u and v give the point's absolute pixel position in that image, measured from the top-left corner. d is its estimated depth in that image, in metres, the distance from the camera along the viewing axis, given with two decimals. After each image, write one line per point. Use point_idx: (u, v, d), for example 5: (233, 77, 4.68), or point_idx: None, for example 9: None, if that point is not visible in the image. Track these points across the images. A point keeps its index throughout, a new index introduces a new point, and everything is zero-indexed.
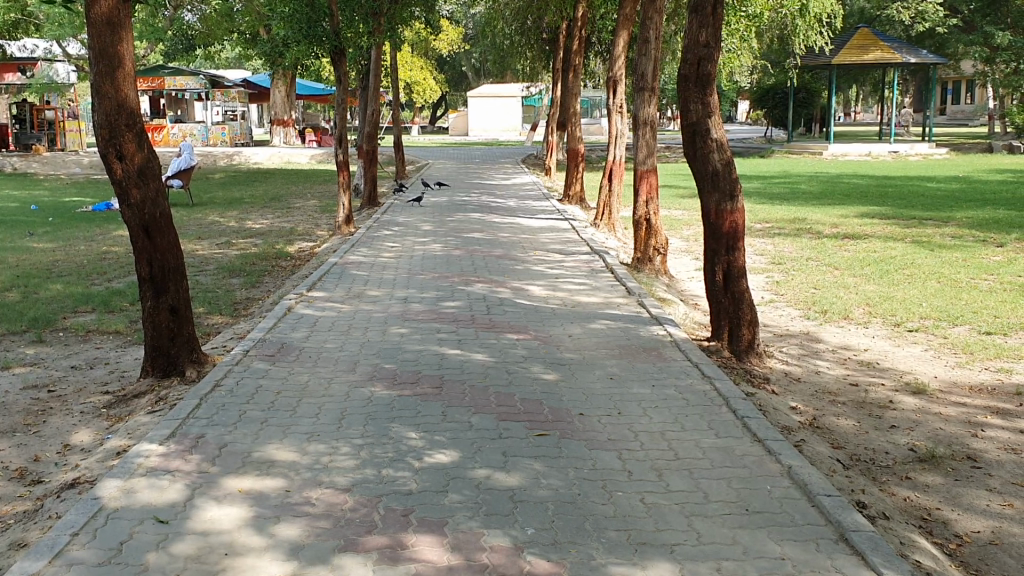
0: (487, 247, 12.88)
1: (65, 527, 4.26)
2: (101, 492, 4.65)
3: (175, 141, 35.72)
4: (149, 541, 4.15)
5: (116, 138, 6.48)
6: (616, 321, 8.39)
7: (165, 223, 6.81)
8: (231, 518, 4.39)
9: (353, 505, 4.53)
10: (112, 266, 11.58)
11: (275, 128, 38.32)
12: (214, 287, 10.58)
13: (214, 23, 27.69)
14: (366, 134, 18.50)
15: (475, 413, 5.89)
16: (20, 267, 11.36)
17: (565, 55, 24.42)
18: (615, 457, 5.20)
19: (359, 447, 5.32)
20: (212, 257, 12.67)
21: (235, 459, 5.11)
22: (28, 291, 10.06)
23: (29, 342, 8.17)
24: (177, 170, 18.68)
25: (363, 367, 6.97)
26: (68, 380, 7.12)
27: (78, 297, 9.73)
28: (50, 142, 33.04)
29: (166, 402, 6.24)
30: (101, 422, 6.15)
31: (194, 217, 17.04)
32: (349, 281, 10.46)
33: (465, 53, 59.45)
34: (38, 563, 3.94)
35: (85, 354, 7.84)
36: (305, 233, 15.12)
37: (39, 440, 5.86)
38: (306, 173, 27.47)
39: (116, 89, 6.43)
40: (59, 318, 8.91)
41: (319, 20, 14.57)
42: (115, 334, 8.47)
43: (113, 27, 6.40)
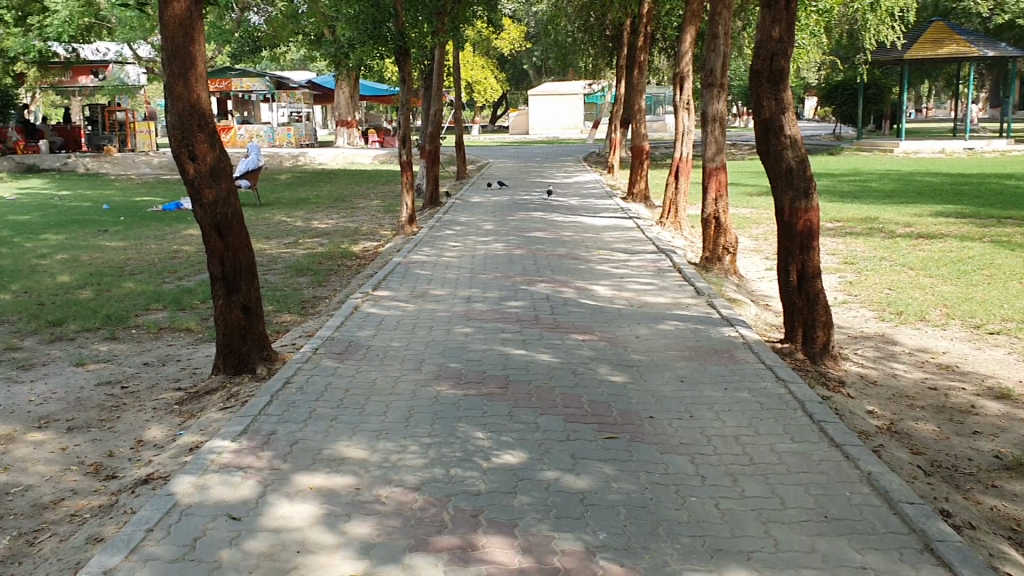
0: (551, 246, 12.82)
1: (141, 522, 4.31)
2: (175, 488, 4.69)
3: (243, 142, 36.39)
4: (222, 538, 4.16)
5: (189, 139, 6.57)
6: (686, 322, 8.24)
7: (237, 223, 6.87)
8: (302, 516, 4.39)
9: (422, 505, 4.50)
10: (183, 264, 11.78)
11: (339, 128, 38.81)
12: (282, 286, 10.71)
13: (280, 26, 28.20)
14: (429, 134, 18.53)
15: (543, 414, 5.82)
16: (95, 265, 11.65)
17: (629, 53, 24.20)
18: (687, 461, 5.08)
19: (427, 446, 5.29)
20: (279, 256, 12.85)
21: (305, 457, 5.12)
22: (103, 288, 10.29)
23: (103, 338, 8.34)
24: (245, 170, 18.91)
25: (428, 366, 6.95)
26: (141, 377, 7.24)
27: (151, 295, 9.91)
28: (121, 142, 33.60)
29: (237, 399, 6.30)
30: (174, 418, 6.24)
31: (259, 217, 17.22)
32: (413, 281, 10.43)
33: (527, 53, 59.57)
34: (115, 559, 3.97)
35: (157, 351, 7.97)
36: (369, 233, 15.28)
37: (114, 435, 5.96)
38: (368, 173, 27.89)
39: (189, 90, 6.51)
40: (133, 316, 9.07)
41: (384, 20, 14.69)
42: (186, 332, 8.59)
43: (185, 29, 6.48)
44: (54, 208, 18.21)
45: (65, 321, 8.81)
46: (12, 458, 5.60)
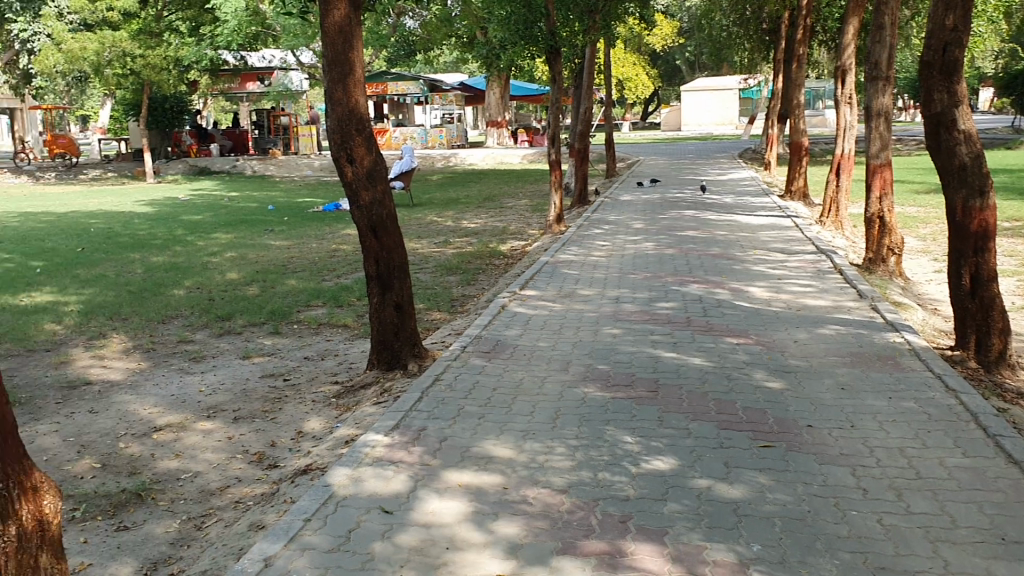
0: (703, 246, 12.54)
1: (300, 512, 4.47)
2: (331, 479, 4.85)
3: (397, 144, 37.49)
4: (375, 530, 4.26)
5: (347, 142, 6.78)
6: (847, 327, 7.88)
7: (392, 223, 7.04)
8: (452, 513, 4.44)
9: (570, 508, 4.47)
10: (341, 262, 12.21)
11: (489, 129, 39.29)
12: (434, 285, 10.92)
13: (435, 29, 28.80)
14: (579, 133, 18.51)
15: (694, 420, 5.68)
16: (260, 263, 12.23)
17: (787, 46, 23.45)
18: (848, 473, 4.84)
19: (575, 448, 5.26)
20: (431, 255, 13.11)
21: (455, 453, 5.19)
22: (267, 285, 10.78)
23: (267, 333, 8.74)
24: (399, 171, 19.41)
25: (576, 367, 6.92)
26: (301, 370, 7.54)
27: (311, 292, 10.31)
28: (285, 146, 35.49)
29: (390, 393, 6.46)
30: (331, 410, 6.46)
31: (413, 217, 17.66)
32: (561, 281, 10.44)
33: (679, 49, 58.68)
34: (276, 546, 4.12)
35: (316, 346, 8.29)
36: (518, 232, 15.40)
37: (276, 426, 6.23)
38: (518, 173, 28.15)
39: (348, 95, 6.71)
40: (294, 312, 9.47)
41: (535, 21, 14.75)
42: (343, 328, 8.89)
43: (345, 36, 6.68)
44: (224, 209, 19.28)
45: (232, 316, 9.28)
46: (183, 444, 5.93)
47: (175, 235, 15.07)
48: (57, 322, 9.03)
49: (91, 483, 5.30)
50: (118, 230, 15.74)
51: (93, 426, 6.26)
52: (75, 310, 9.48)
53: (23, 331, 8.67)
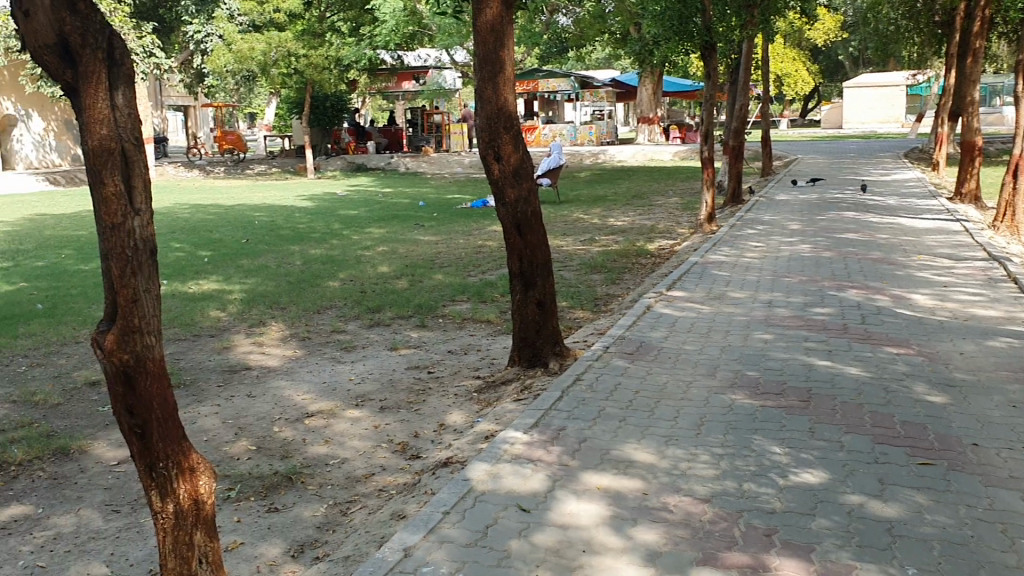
0: (862, 250, 11.97)
1: (440, 504, 4.52)
2: (471, 474, 4.89)
3: (546, 141, 37.76)
4: (512, 528, 4.26)
5: (495, 140, 6.82)
6: (1021, 340, 7.33)
7: (536, 221, 7.03)
8: (591, 515, 4.39)
9: (712, 518, 4.34)
10: (487, 259, 12.35)
11: (640, 126, 38.84)
12: (579, 283, 10.89)
13: (588, 25, 28.72)
14: (732, 131, 18.04)
15: (847, 433, 5.41)
16: (410, 257, 12.52)
17: (962, 39, 22.12)
18: (1018, 498, 4.49)
19: (720, 457, 5.10)
20: (577, 253, 13.07)
21: (595, 455, 5.13)
22: (416, 279, 11.03)
23: (414, 325, 8.93)
24: (547, 168, 19.46)
25: (723, 372, 6.72)
26: (445, 363, 7.66)
27: (458, 287, 10.47)
28: (437, 143, 36.11)
29: (530, 391, 6.47)
30: (473, 405, 6.53)
31: (560, 214, 17.68)
32: (710, 282, 10.19)
33: (843, 43, 56.35)
34: (415, 537, 4.18)
35: (461, 340, 8.40)
36: (667, 231, 15.15)
37: (419, 418, 6.34)
38: (668, 171, 27.74)
39: (497, 93, 6.75)
40: (440, 306, 9.63)
41: (690, 16, 14.42)
42: (487, 323, 8.97)
43: (496, 35, 6.72)
44: (377, 204, 19.89)
45: (382, 308, 9.54)
46: (332, 431, 6.12)
47: (331, 228, 15.66)
48: (221, 309, 9.52)
49: (246, 465, 5.54)
50: (279, 222, 16.50)
51: (249, 410, 6.55)
52: (238, 299, 9.99)
53: (190, 317, 9.20)
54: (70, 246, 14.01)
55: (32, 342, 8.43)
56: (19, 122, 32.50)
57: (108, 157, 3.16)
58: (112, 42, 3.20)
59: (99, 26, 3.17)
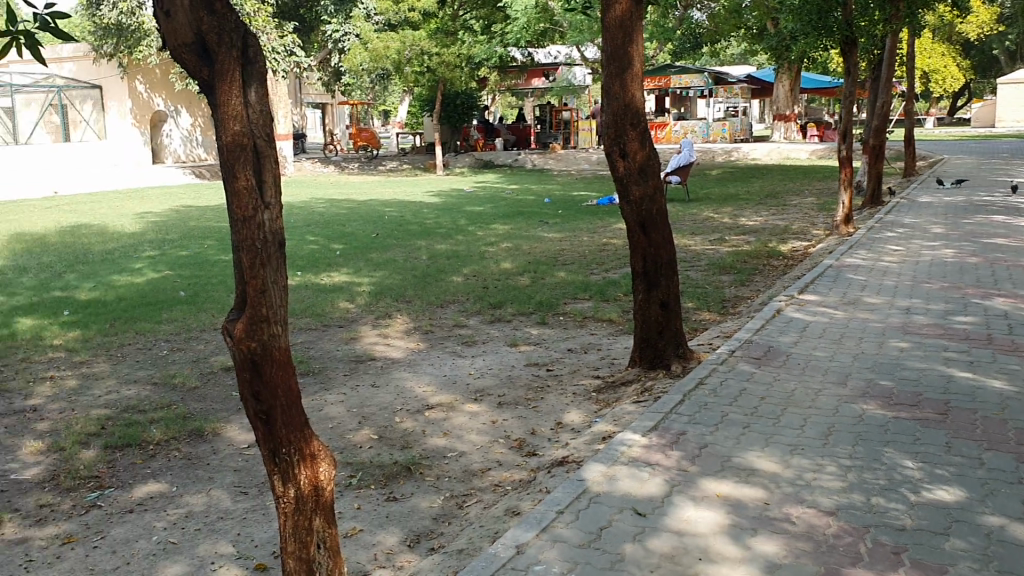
0: (1012, 256, 11.28)
1: (554, 503, 4.50)
2: (586, 474, 4.85)
3: (678, 138, 37.19)
4: (627, 531, 4.20)
5: (621, 137, 6.75)
6: None
7: (662, 219, 6.92)
8: (708, 523, 4.28)
9: (837, 532, 4.16)
10: (612, 257, 12.25)
11: (776, 123, 37.73)
12: (705, 284, 10.67)
13: (723, 20, 28.11)
14: (873, 128, 17.31)
15: (988, 450, 5.09)
16: (534, 254, 12.56)
17: None
18: None
19: (847, 469, 4.89)
20: (704, 253, 12.81)
21: (715, 462, 5.01)
22: (538, 276, 11.05)
23: (535, 322, 8.95)
24: (676, 166, 19.14)
25: (855, 382, 6.45)
26: (565, 362, 7.64)
27: (580, 285, 10.42)
28: (565, 140, 36.31)
29: (650, 393, 6.37)
30: (591, 405, 6.48)
31: (689, 212, 17.40)
32: (844, 287, 9.80)
33: (998, 38, 53.23)
34: (528, 534, 4.17)
35: (582, 339, 8.37)
36: (800, 232, 14.69)
37: (537, 415, 6.34)
38: (803, 170, 26.89)
39: (624, 90, 6.69)
40: (562, 304, 9.62)
41: (831, 9, 13.89)
42: (609, 323, 8.90)
43: (625, 31, 6.64)
44: (504, 200, 20.05)
45: (504, 304, 9.60)
46: (451, 424, 6.20)
47: (457, 224, 15.87)
48: (349, 301, 9.79)
49: (367, 453, 5.67)
50: (408, 218, 16.84)
51: (372, 399, 6.71)
52: (365, 291, 10.25)
53: (320, 307, 9.49)
54: (212, 237, 14.71)
55: (174, 327, 8.88)
56: (169, 118, 34.45)
57: (241, 151, 3.28)
58: (246, 42, 3.33)
59: (235, 25, 3.29)
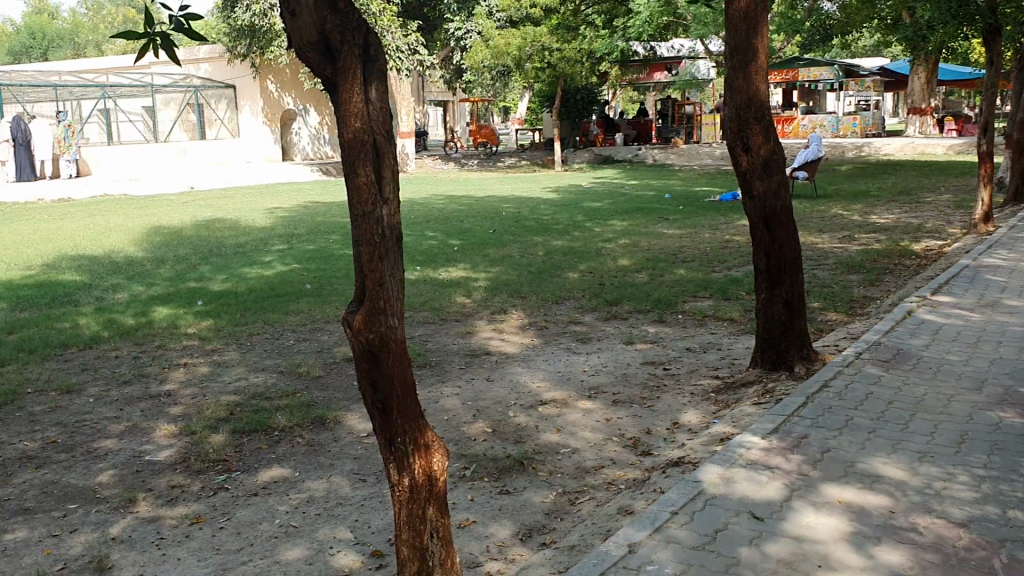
0: None
1: (668, 504, 4.43)
2: (702, 475, 4.76)
3: (805, 133, 35.86)
4: (743, 535, 4.10)
5: (745, 131, 6.60)
6: None
7: (787, 216, 6.72)
8: (830, 529, 4.14)
9: (968, 545, 3.96)
10: (733, 254, 11.99)
11: (911, 117, 36.06)
12: (831, 283, 10.33)
13: (855, 10, 27.06)
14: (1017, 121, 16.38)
15: None
16: (653, 251, 12.42)
17: None
18: None
19: (981, 479, 4.65)
20: (831, 251, 12.40)
21: (838, 467, 4.84)
22: (657, 273, 10.92)
23: (652, 320, 8.85)
24: (804, 161, 18.53)
25: (992, 388, 6.11)
26: (683, 361, 7.52)
27: (700, 283, 10.24)
28: (688, 134, 35.58)
29: (771, 395, 6.21)
30: (709, 405, 6.36)
31: (815, 209, 16.85)
32: (982, 288, 9.31)
33: None
34: (640, 534, 4.12)
35: (701, 338, 8.22)
36: (935, 231, 14.02)
37: (653, 414, 6.27)
38: (940, 165, 25.67)
39: (748, 82, 6.52)
40: (681, 302, 9.48)
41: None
42: (729, 322, 8.72)
43: (750, 22, 6.47)
44: (623, 196, 19.90)
45: (621, 301, 9.53)
46: (565, 421, 6.19)
47: (575, 220, 15.84)
48: (467, 296, 9.90)
49: (481, 446, 5.72)
50: (526, 214, 16.90)
51: (488, 393, 6.77)
52: (483, 286, 10.34)
53: (438, 302, 9.64)
54: (336, 232, 15.13)
55: (299, 318, 9.18)
56: (298, 117, 35.61)
57: (362, 148, 3.35)
58: (369, 39, 3.40)
59: (358, 23, 3.36)
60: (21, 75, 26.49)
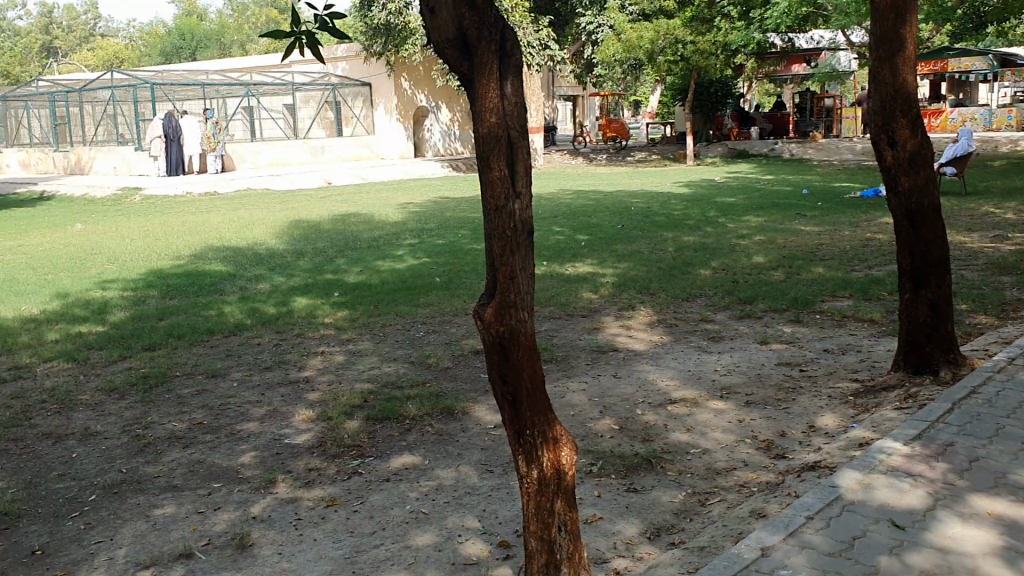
0: None
1: (803, 507, 4.29)
2: (840, 480, 4.58)
3: (953, 126, 34.21)
4: (882, 544, 3.93)
5: (889, 125, 6.32)
6: None
7: (934, 214, 6.39)
8: (977, 543, 3.92)
9: None
10: (875, 253, 11.52)
11: None
12: (982, 284, 9.78)
13: None
14: None
15: None
16: (788, 248, 12.06)
17: None
18: None
19: None
20: (982, 250, 11.74)
21: (987, 478, 4.57)
22: (792, 271, 10.60)
23: (788, 320, 8.59)
24: (952, 156, 17.61)
25: None
26: (819, 362, 7.27)
27: (839, 282, 9.89)
28: (827, 128, 34.27)
29: (915, 400, 5.92)
30: (847, 409, 6.13)
31: (965, 206, 15.99)
32: None
33: None
34: (774, 537, 4.00)
35: (839, 339, 7.93)
36: None
37: (787, 416, 6.08)
38: None
39: (894, 74, 6.23)
40: (818, 301, 9.17)
41: None
42: (870, 323, 8.37)
43: (898, 10, 6.16)
44: (758, 192, 19.39)
45: (755, 299, 9.30)
46: (696, 420, 6.08)
47: (707, 216, 15.54)
48: (595, 292, 9.87)
49: (608, 443, 5.69)
50: (656, 209, 16.70)
51: (616, 390, 6.72)
52: (612, 282, 10.28)
53: (567, 297, 9.65)
54: (466, 226, 15.34)
55: (429, 310, 9.36)
56: (430, 113, 36.17)
57: (496, 143, 3.37)
58: (504, 35, 3.41)
59: (494, 19, 3.38)
60: (171, 75, 27.99)
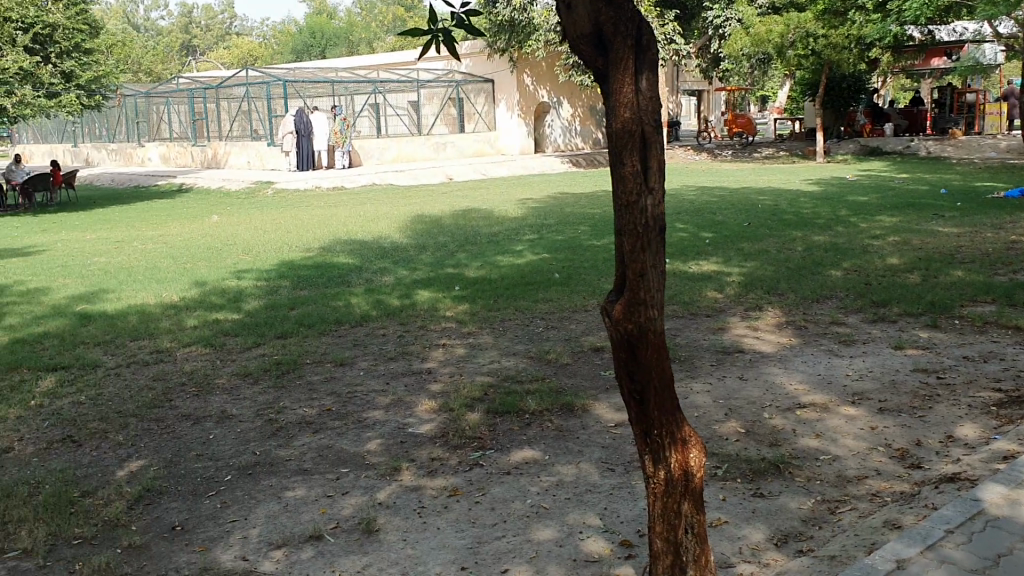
0: None
1: (942, 521, 4.10)
2: (983, 494, 4.36)
3: None
4: None
5: None
6: None
7: None
8: None
9: None
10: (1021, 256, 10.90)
11: None
12: None
13: None
14: None
15: None
16: (925, 250, 11.54)
17: None
18: None
19: None
20: None
21: None
22: (929, 274, 10.14)
23: (924, 325, 8.23)
24: None
25: None
26: (959, 370, 6.94)
27: (980, 286, 9.41)
28: (967, 124, 32.64)
29: None
30: (990, 420, 5.83)
31: None
32: None
33: None
34: (912, 550, 3.84)
35: (980, 346, 7.55)
36: None
37: (924, 425, 5.83)
38: None
39: None
40: (958, 306, 8.74)
41: None
42: (1014, 330, 7.94)
43: None
44: (893, 191, 18.64)
45: (889, 302, 8.94)
46: (825, 426, 5.90)
47: (838, 215, 15.05)
48: (719, 291, 9.69)
49: (734, 446, 5.57)
50: (784, 207, 16.25)
51: (741, 392, 6.58)
52: (736, 282, 10.07)
53: (690, 296, 9.51)
54: (587, 223, 15.29)
55: (550, 306, 9.37)
56: (551, 109, 36.23)
57: (629, 138, 3.34)
58: (641, 29, 3.37)
59: (631, 13, 3.34)
60: (303, 72, 28.81)
